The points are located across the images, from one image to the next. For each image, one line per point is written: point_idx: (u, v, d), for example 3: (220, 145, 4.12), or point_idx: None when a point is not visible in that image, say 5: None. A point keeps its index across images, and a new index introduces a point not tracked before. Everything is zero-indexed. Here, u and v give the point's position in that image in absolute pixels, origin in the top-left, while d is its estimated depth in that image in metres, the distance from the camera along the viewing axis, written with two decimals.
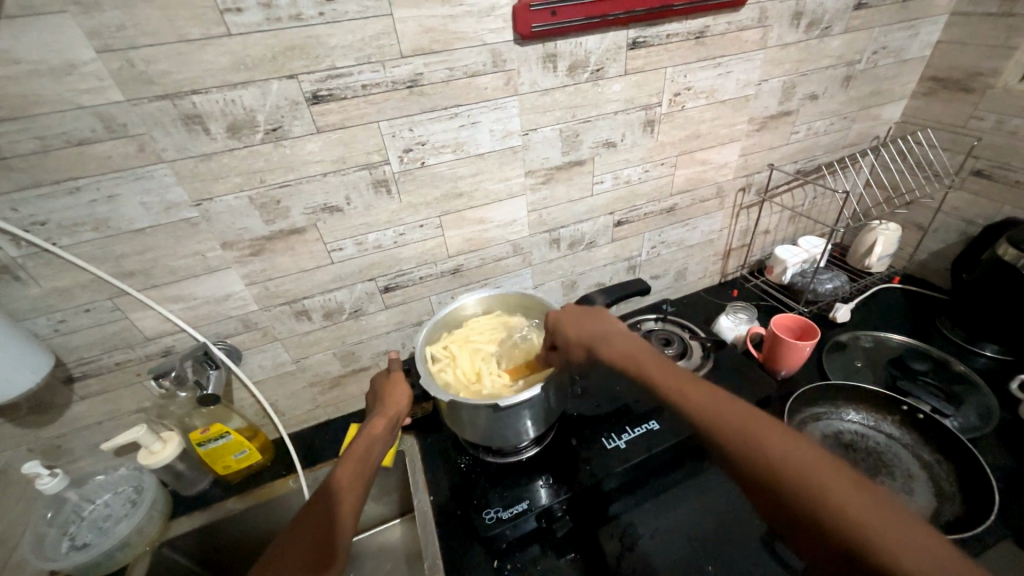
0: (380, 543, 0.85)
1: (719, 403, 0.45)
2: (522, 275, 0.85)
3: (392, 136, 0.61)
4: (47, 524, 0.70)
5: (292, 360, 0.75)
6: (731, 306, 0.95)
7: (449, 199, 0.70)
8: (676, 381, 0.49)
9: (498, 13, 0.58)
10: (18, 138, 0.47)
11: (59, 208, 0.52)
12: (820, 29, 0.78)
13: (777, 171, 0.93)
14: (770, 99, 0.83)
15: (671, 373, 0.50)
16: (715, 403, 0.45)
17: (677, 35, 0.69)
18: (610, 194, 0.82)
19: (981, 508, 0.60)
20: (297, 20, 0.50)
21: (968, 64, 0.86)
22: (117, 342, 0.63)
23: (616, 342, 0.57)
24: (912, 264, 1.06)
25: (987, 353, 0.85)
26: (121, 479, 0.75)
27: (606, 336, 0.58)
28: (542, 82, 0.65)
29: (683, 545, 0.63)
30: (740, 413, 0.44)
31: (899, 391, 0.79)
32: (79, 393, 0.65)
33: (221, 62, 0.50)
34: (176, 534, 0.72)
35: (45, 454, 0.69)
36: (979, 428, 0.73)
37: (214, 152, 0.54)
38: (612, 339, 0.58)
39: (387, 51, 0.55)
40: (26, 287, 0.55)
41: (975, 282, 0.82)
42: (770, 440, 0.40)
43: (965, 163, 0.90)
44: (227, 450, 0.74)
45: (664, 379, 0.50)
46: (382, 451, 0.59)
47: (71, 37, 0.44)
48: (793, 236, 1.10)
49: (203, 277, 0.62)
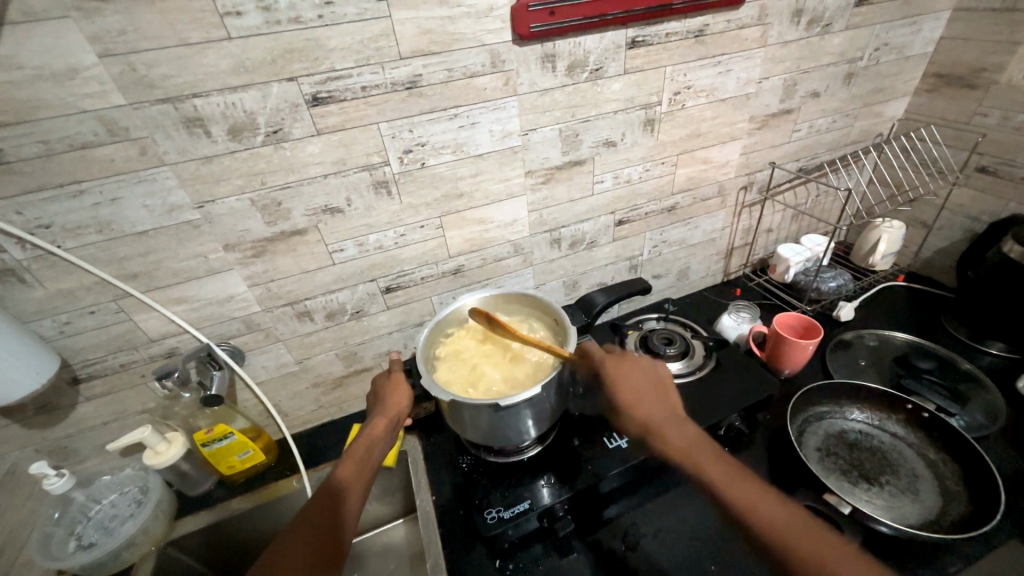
0: (382, 543, 0.85)
1: (784, 514, 0.47)
2: (523, 275, 0.85)
3: (391, 138, 0.61)
4: (54, 524, 0.70)
5: (295, 361, 0.76)
6: (733, 305, 0.95)
7: (450, 200, 0.70)
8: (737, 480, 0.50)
9: (496, 14, 0.58)
10: (23, 143, 0.48)
11: (63, 211, 0.52)
12: (821, 27, 0.78)
13: (779, 169, 0.93)
14: (771, 97, 0.82)
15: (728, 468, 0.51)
16: (773, 514, 0.46)
17: (676, 33, 0.69)
18: (611, 193, 0.82)
19: (987, 506, 0.60)
20: (296, 23, 0.50)
21: (971, 60, 0.85)
22: (122, 344, 0.64)
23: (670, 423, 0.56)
24: (917, 262, 1.05)
25: (992, 351, 0.84)
26: (126, 480, 0.76)
27: (661, 414, 0.58)
28: (542, 82, 0.65)
29: (685, 544, 0.63)
30: (806, 525, 0.45)
31: (902, 389, 0.78)
32: (84, 394, 0.66)
33: (221, 66, 0.50)
34: (181, 535, 0.72)
35: (52, 455, 0.70)
36: (984, 427, 0.72)
37: (215, 154, 0.55)
38: (668, 416, 0.57)
39: (386, 53, 0.55)
40: (32, 289, 0.56)
41: (980, 279, 0.82)
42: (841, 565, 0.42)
43: (969, 160, 0.89)
44: (231, 450, 0.75)
45: (719, 475, 0.50)
46: (382, 451, 0.59)
47: (73, 42, 0.45)
48: (796, 235, 1.09)
49: (206, 279, 0.63)
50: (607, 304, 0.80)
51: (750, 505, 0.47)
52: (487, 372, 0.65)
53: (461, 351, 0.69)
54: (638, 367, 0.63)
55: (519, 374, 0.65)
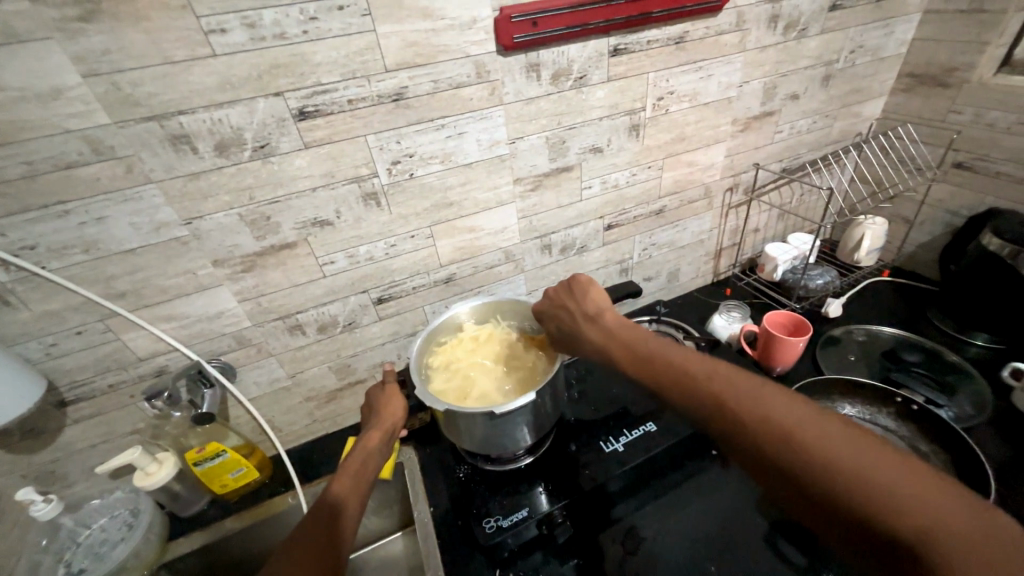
0: (381, 557, 0.84)
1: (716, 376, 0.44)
2: (515, 282, 0.85)
3: (379, 149, 0.61)
4: (42, 551, 0.69)
5: (288, 375, 0.75)
6: (724, 304, 0.96)
7: (439, 209, 0.70)
8: (711, 373, 0.44)
9: (480, 25, 0.59)
10: (5, 164, 0.47)
11: (47, 231, 0.52)
12: (798, 31, 0.80)
13: (763, 170, 0.95)
14: (752, 100, 0.84)
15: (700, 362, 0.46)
16: (731, 386, 0.42)
17: (657, 41, 0.70)
18: (599, 198, 0.82)
19: (978, 497, 0.61)
20: (281, 39, 0.51)
21: (943, 60, 0.88)
22: (110, 364, 0.63)
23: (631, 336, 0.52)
24: (901, 257, 1.07)
25: (977, 342, 0.86)
26: (117, 503, 0.75)
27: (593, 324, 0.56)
28: (527, 91, 0.66)
29: (685, 546, 0.63)
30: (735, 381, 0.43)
31: (892, 383, 0.80)
32: (72, 417, 0.65)
33: (207, 82, 0.50)
34: (174, 557, 0.72)
35: (39, 480, 0.68)
36: (973, 417, 0.73)
37: (202, 170, 0.54)
38: (627, 331, 0.53)
39: (372, 66, 0.56)
40: (17, 311, 0.55)
41: (963, 272, 0.84)
42: (830, 439, 0.36)
43: (946, 156, 0.91)
44: (224, 468, 0.73)
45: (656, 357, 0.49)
46: (378, 464, 0.59)
47: (55, 63, 0.45)
48: (783, 234, 1.11)
49: (195, 295, 0.62)
50: None
51: (725, 395, 0.42)
52: (481, 383, 0.66)
53: (452, 362, 0.69)
54: (590, 291, 0.59)
55: (515, 384, 0.66)
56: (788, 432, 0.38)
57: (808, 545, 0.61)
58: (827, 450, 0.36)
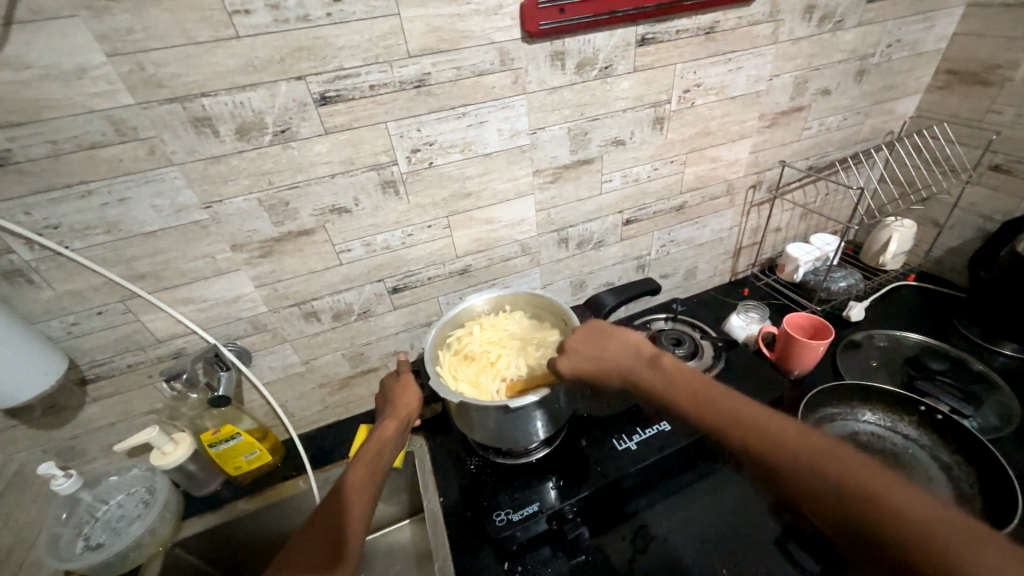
0: (389, 543, 0.85)
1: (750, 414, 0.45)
2: (530, 275, 0.84)
3: (399, 136, 0.61)
4: (61, 524, 0.70)
5: (302, 361, 0.75)
6: (742, 304, 0.94)
7: (457, 199, 0.69)
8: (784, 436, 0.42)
9: (505, 11, 0.57)
10: (30, 143, 0.47)
11: (70, 211, 0.52)
12: (833, 23, 0.77)
13: (789, 167, 0.92)
14: (781, 95, 0.81)
15: (771, 419, 0.44)
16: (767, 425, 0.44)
17: (686, 30, 0.68)
18: (619, 192, 0.81)
19: (1004, 510, 0.59)
20: (305, 22, 0.50)
21: (985, 56, 0.84)
22: (129, 344, 0.64)
23: (689, 388, 0.50)
24: (928, 261, 1.04)
25: (1005, 351, 0.83)
26: (134, 480, 0.76)
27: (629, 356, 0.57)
28: (550, 80, 0.64)
29: (696, 547, 0.63)
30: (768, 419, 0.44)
31: (915, 391, 0.78)
32: (92, 395, 0.66)
33: (229, 65, 0.50)
34: (187, 535, 0.73)
35: (59, 455, 0.70)
36: (998, 429, 0.71)
37: (224, 154, 0.54)
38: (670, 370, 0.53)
39: (395, 51, 0.55)
40: (40, 290, 0.56)
41: (993, 279, 0.81)
42: (918, 510, 0.35)
43: (982, 158, 0.88)
44: (238, 451, 0.74)
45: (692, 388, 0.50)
46: (393, 452, 0.59)
47: (81, 41, 0.44)
48: (805, 234, 1.08)
49: (213, 279, 0.63)
50: (616, 306, 0.79)
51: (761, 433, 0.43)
52: (469, 367, 0.65)
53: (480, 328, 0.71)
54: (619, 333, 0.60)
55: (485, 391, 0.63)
56: (861, 492, 0.37)
57: (823, 552, 0.60)
58: (921, 526, 0.34)
